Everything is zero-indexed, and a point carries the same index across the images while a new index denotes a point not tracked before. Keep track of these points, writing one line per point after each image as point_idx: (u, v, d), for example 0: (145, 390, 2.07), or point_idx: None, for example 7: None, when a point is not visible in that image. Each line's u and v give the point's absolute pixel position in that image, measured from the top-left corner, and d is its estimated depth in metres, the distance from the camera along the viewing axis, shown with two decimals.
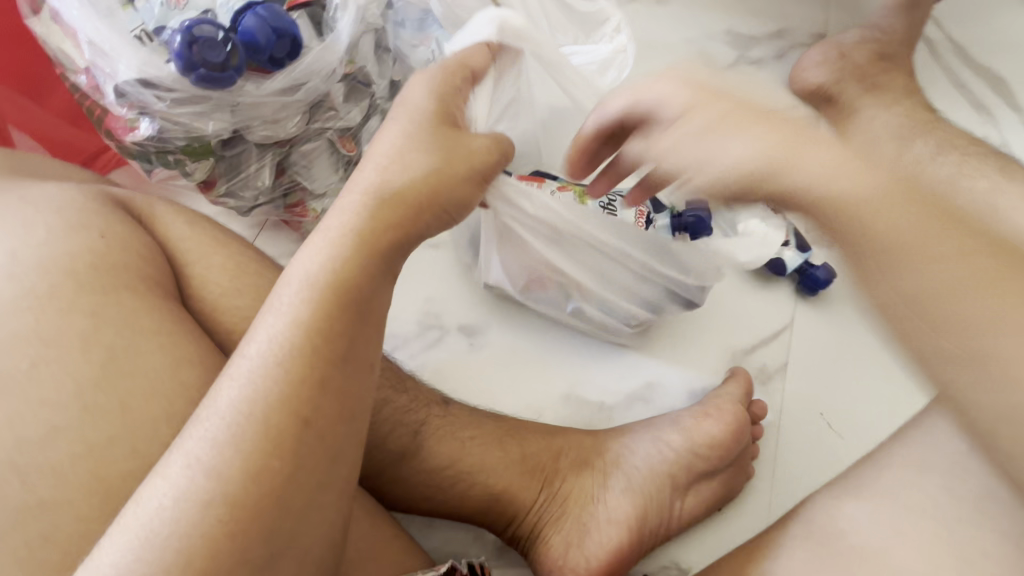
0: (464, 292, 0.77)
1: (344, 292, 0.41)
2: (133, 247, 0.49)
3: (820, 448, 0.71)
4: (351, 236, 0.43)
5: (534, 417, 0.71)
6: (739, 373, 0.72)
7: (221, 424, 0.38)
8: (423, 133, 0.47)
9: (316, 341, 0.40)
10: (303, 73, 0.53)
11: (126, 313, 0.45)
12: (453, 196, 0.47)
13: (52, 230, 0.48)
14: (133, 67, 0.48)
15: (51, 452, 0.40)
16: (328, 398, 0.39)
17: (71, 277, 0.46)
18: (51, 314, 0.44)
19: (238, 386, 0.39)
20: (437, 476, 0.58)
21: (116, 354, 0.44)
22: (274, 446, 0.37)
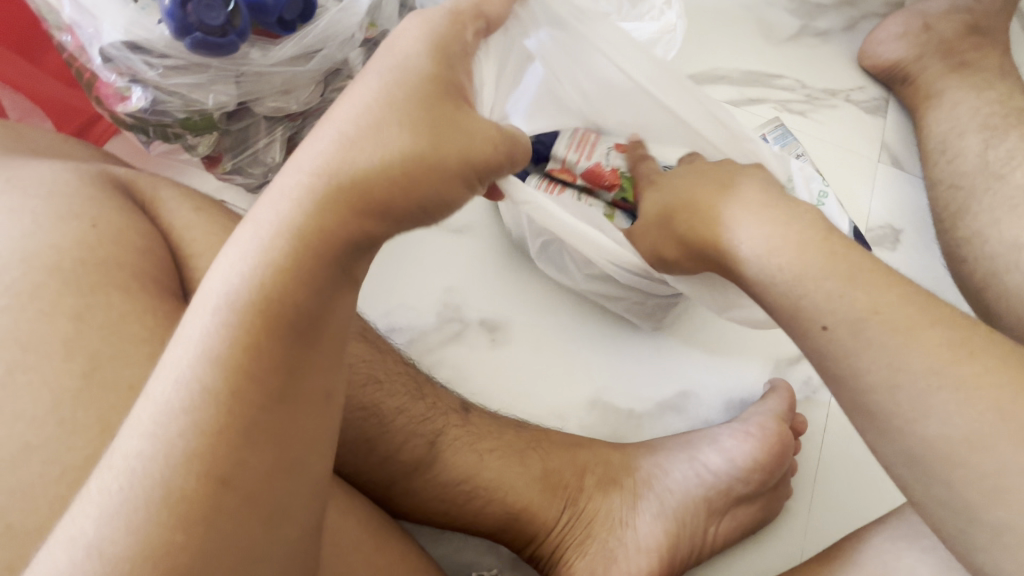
0: (485, 285, 0.71)
1: (276, 305, 0.37)
2: (128, 238, 0.45)
3: (865, 471, 0.66)
4: (289, 235, 0.37)
5: (557, 424, 0.66)
6: (781, 385, 0.66)
7: (132, 480, 0.34)
8: (401, 101, 0.40)
9: (242, 367, 0.35)
10: (317, 39, 0.46)
11: (117, 316, 0.41)
12: (427, 195, 0.40)
13: (39, 220, 0.44)
14: (120, 28, 0.42)
15: (32, 469, 0.37)
16: (261, 455, 0.35)
17: (58, 272, 0.42)
18: (34, 314, 0.40)
19: (143, 439, 0.34)
20: (450, 491, 0.54)
21: (107, 360, 0.40)
22: (188, 510, 0.33)
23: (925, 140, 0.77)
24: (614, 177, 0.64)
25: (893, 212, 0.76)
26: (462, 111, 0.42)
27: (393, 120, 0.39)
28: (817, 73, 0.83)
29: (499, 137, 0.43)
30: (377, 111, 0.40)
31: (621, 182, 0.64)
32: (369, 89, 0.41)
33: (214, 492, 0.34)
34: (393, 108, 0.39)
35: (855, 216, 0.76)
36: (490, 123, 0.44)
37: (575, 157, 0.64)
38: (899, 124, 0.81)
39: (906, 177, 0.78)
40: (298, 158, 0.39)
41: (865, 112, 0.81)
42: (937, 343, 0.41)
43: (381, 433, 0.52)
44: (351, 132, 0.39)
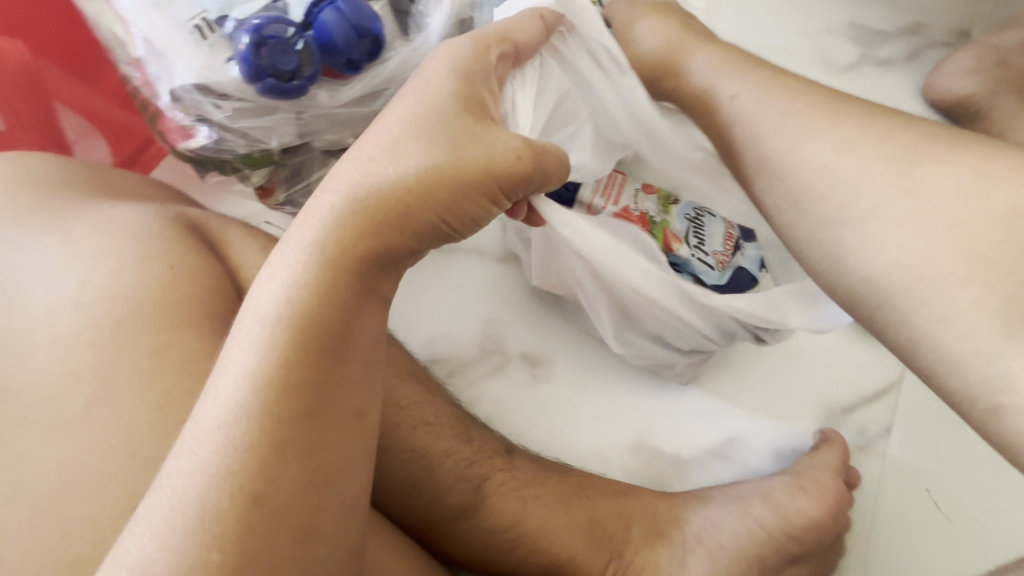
0: (530, 316, 0.69)
1: (310, 326, 0.37)
2: (196, 272, 0.45)
3: (926, 533, 0.62)
4: (315, 253, 0.38)
5: (601, 470, 0.64)
6: (833, 437, 0.63)
7: (181, 501, 0.34)
8: (427, 118, 0.40)
9: (277, 391, 0.36)
10: (384, 79, 0.45)
11: (185, 355, 0.41)
12: (447, 209, 0.39)
13: (122, 259, 0.44)
14: (192, 70, 0.41)
15: (104, 502, 0.38)
16: (289, 474, 0.35)
17: (136, 309, 0.42)
18: (110, 350, 0.41)
19: (195, 456, 0.35)
20: (495, 537, 0.52)
21: (171, 399, 0.40)
22: (224, 531, 0.34)
23: None
24: (641, 221, 0.61)
25: None
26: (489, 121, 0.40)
27: (412, 135, 0.40)
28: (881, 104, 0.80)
29: (524, 146, 0.40)
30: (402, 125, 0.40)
31: (649, 227, 0.61)
32: (401, 111, 0.43)
33: (246, 508, 0.34)
34: (415, 124, 0.40)
35: None
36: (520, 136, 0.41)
37: (601, 202, 0.61)
38: None
39: None
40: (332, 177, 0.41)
41: None
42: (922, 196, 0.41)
43: (429, 477, 0.51)
44: (379, 148, 0.40)
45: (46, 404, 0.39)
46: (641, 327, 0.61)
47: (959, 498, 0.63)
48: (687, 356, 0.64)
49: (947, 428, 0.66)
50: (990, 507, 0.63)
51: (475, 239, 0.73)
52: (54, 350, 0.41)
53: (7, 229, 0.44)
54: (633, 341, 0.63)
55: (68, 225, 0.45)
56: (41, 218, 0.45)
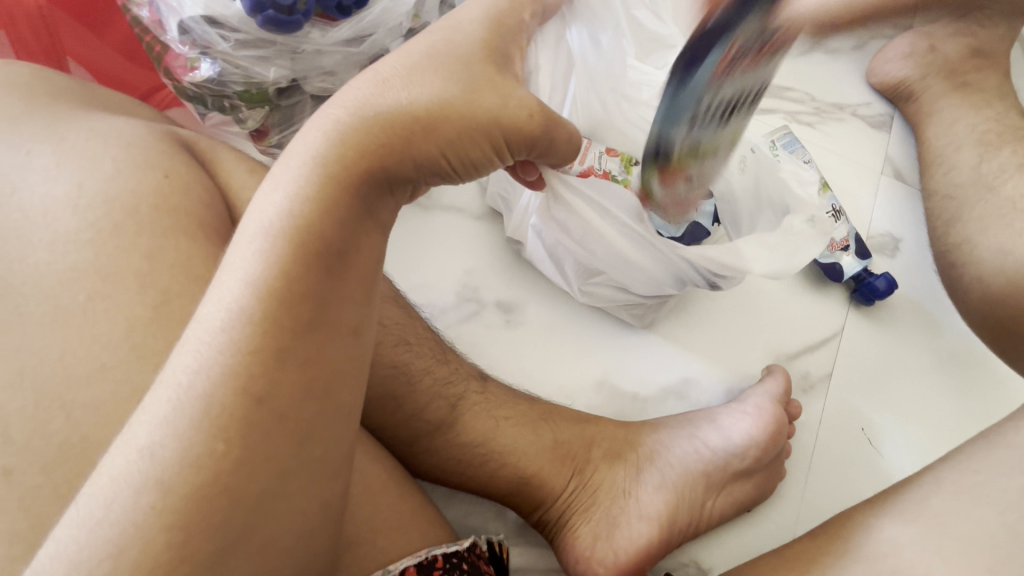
0: (503, 268, 0.75)
1: (311, 240, 0.40)
2: (195, 191, 0.50)
3: (855, 462, 0.69)
4: (320, 162, 0.40)
5: (566, 402, 0.69)
6: (778, 370, 0.69)
7: (178, 394, 0.37)
8: (446, 57, 0.44)
9: (279, 301, 0.39)
10: (369, 24, 0.50)
11: (181, 259, 0.46)
12: (450, 143, 0.43)
13: (117, 166, 0.48)
14: (200, 3, 0.46)
15: (105, 385, 0.42)
16: (287, 372, 0.39)
17: (134, 215, 0.47)
18: (109, 249, 0.45)
19: (195, 357, 0.38)
20: (467, 452, 0.57)
21: (172, 296, 0.45)
22: (226, 421, 0.37)
23: (925, 154, 0.81)
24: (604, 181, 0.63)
25: (893, 221, 0.80)
26: (501, 73, 0.45)
27: (430, 69, 0.43)
28: (828, 87, 0.88)
29: (536, 108, 0.45)
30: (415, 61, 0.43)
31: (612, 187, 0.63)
32: (410, 54, 0.45)
33: (248, 406, 0.38)
34: (435, 60, 0.44)
35: (857, 221, 0.80)
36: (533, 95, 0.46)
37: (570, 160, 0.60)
38: (902, 140, 0.85)
39: (906, 190, 0.82)
40: (339, 98, 0.43)
41: (870, 126, 0.86)
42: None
43: (408, 393, 0.56)
44: (388, 79, 0.42)
45: (47, 294, 0.44)
46: (603, 279, 0.68)
47: (889, 432, 0.70)
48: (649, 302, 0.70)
49: (881, 373, 0.73)
50: (915, 439, 0.70)
51: (453, 196, 0.78)
52: (55, 247, 0.45)
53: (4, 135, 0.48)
54: (597, 292, 0.70)
55: (67, 136, 0.49)
56: (34, 123, 0.49)
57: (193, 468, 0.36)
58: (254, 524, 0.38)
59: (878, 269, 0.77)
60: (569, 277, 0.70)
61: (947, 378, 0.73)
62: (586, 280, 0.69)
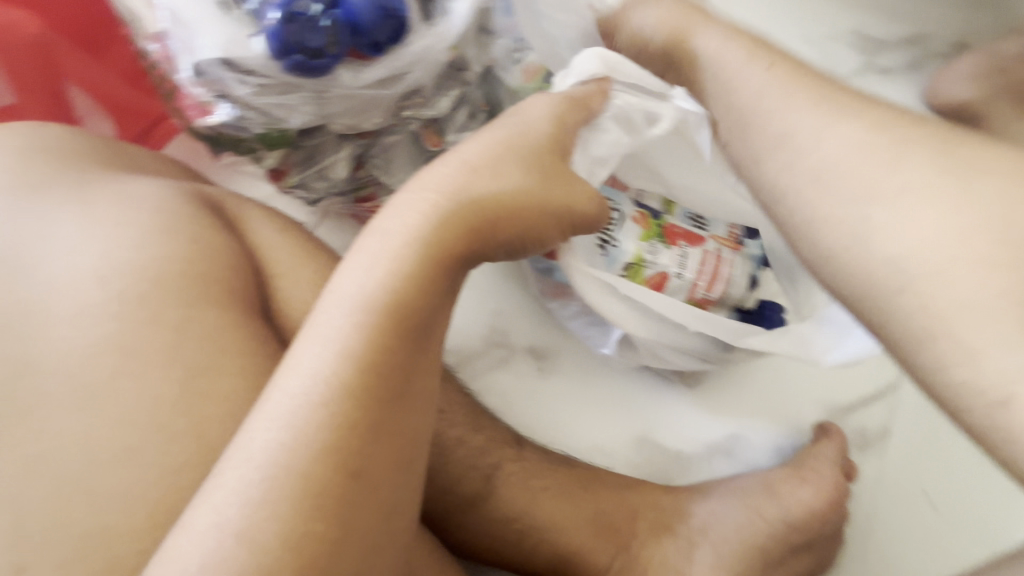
0: (536, 311, 0.70)
1: (402, 313, 0.38)
2: (222, 252, 0.45)
3: (920, 528, 0.63)
4: (413, 243, 0.39)
5: (604, 463, 0.64)
6: (836, 432, 0.63)
7: (260, 473, 0.34)
8: (523, 141, 0.44)
9: (371, 376, 0.36)
10: (407, 62, 0.44)
11: (209, 330, 0.42)
12: (530, 228, 0.42)
13: (145, 233, 0.44)
14: (217, 44, 0.41)
15: (121, 481, 0.37)
16: (381, 445, 0.36)
17: (159, 285, 0.42)
18: (132, 323, 0.41)
19: (278, 429, 0.35)
20: (506, 528, 0.53)
21: (194, 374, 0.40)
22: (322, 501, 0.34)
23: None
24: (644, 220, 0.59)
25: None
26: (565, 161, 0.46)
27: (509, 156, 0.43)
28: None
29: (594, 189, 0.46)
30: (494, 151, 0.43)
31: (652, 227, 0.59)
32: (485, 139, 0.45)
33: (344, 482, 0.34)
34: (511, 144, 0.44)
35: None
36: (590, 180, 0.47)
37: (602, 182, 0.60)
38: None
39: None
40: (424, 177, 0.42)
41: None
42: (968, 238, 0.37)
43: (445, 464, 0.51)
44: (473, 164, 0.42)
45: (66, 372, 0.39)
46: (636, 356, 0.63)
47: (956, 493, 0.65)
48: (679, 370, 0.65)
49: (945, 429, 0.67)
50: (986, 503, 0.64)
51: None
52: (77, 322, 0.40)
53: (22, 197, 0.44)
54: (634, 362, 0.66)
55: (88, 197, 0.45)
56: (61, 189, 0.45)
57: (280, 556, 0.32)
58: None
59: None
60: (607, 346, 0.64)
61: None
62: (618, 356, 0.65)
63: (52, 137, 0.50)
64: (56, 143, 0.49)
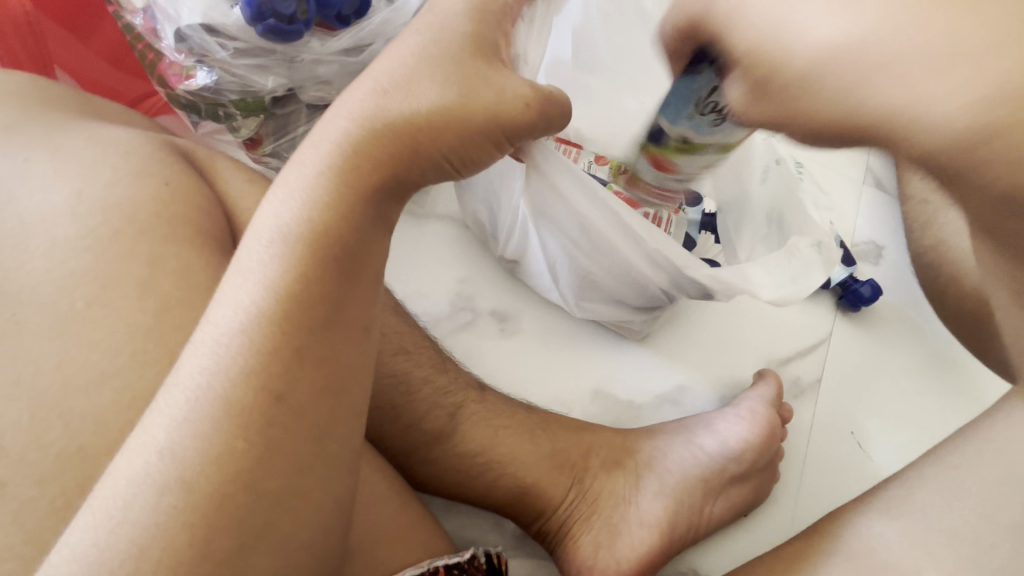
0: (497, 277, 0.75)
1: (320, 245, 0.41)
2: (194, 199, 0.51)
3: (846, 465, 0.70)
4: (324, 177, 0.42)
5: (564, 411, 0.69)
6: (769, 374, 0.70)
7: (193, 396, 0.38)
8: (440, 55, 0.43)
9: (294, 307, 0.40)
10: (369, 34, 0.50)
11: (181, 266, 0.47)
12: (453, 143, 0.43)
13: (118, 175, 0.49)
14: (199, 11, 0.46)
15: (104, 395, 0.42)
16: (305, 369, 0.40)
17: (133, 221, 0.47)
18: (109, 257, 0.45)
19: (206, 357, 0.39)
20: (466, 462, 0.58)
21: (170, 305, 0.45)
22: (244, 420, 0.38)
23: None
24: None
25: (875, 228, 0.83)
26: (494, 61, 0.44)
27: (425, 73, 0.43)
28: None
29: (531, 95, 0.43)
30: (415, 66, 0.43)
31: None
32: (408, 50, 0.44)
33: (268, 403, 0.38)
34: (426, 61, 0.43)
35: (842, 230, 0.82)
36: (523, 81, 0.44)
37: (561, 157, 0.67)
38: None
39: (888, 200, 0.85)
40: (340, 109, 0.44)
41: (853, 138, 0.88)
42: (990, 88, 0.35)
43: (406, 401, 0.56)
44: (391, 84, 0.43)
45: (50, 299, 0.44)
46: (600, 292, 0.67)
47: (881, 435, 0.72)
48: (637, 321, 0.71)
49: (869, 378, 0.75)
50: (905, 441, 0.72)
51: (449, 205, 0.78)
52: (54, 256, 0.45)
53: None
54: (591, 308, 0.70)
55: (60, 143, 0.50)
56: (32, 138, 0.49)
57: (210, 465, 0.37)
58: (265, 533, 0.38)
59: (863, 276, 0.79)
60: (563, 288, 0.69)
61: (935, 383, 0.74)
62: (576, 299, 0.69)
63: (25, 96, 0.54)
64: (31, 102, 0.53)
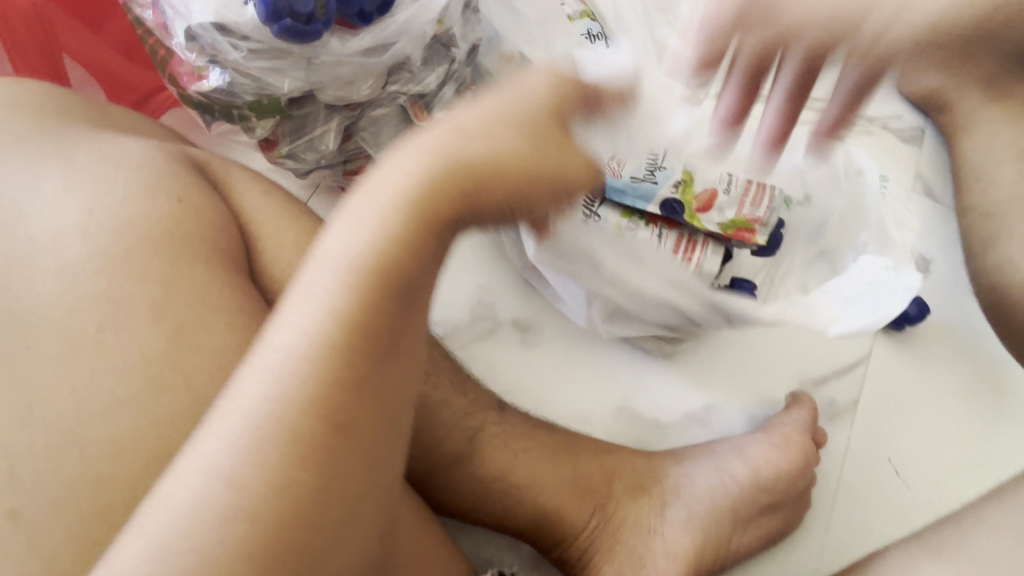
0: (517, 286, 0.72)
1: (389, 277, 0.39)
2: (209, 218, 0.48)
3: (881, 493, 0.67)
4: (403, 208, 0.40)
5: (584, 429, 0.66)
6: (804, 398, 0.66)
7: (245, 423, 0.36)
8: (521, 109, 0.42)
9: (356, 336, 0.37)
10: (393, 32, 0.48)
11: (198, 286, 0.45)
12: (523, 193, 0.41)
13: (128, 192, 0.46)
14: (210, 9, 0.44)
15: (118, 421, 0.40)
16: (364, 400, 0.37)
17: (147, 241, 0.45)
18: (121, 279, 0.43)
19: (263, 381, 0.36)
20: (486, 486, 0.56)
21: (186, 327, 0.43)
22: (297, 454, 0.35)
23: (958, 167, 0.79)
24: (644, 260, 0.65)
25: (924, 241, 0.77)
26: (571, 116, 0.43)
27: (503, 120, 0.42)
28: None
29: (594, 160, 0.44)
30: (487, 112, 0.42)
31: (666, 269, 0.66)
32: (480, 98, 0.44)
33: (323, 436, 0.36)
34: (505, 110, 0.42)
35: None
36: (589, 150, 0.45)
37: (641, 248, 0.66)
38: (935, 155, 0.82)
39: (939, 209, 0.79)
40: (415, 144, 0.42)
41: (900, 142, 0.82)
42: None
43: (427, 423, 0.54)
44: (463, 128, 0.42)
45: (63, 320, 0.42)
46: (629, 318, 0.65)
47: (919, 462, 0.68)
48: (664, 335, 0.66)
49: (907, 400, 0.70)
50: (947, 469, 0.67)
51: None
52: (65, 276, 0.43)
53: (12, 154, 0.46)
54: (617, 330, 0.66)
55: (74, 154, 0.48)
56: (47, 148, 0.47)
57: (252, 500, 0.35)
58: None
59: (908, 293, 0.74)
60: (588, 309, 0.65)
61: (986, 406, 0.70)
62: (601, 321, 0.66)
63: (38, 101, 0.51)
64: (43, 109, 0.51)
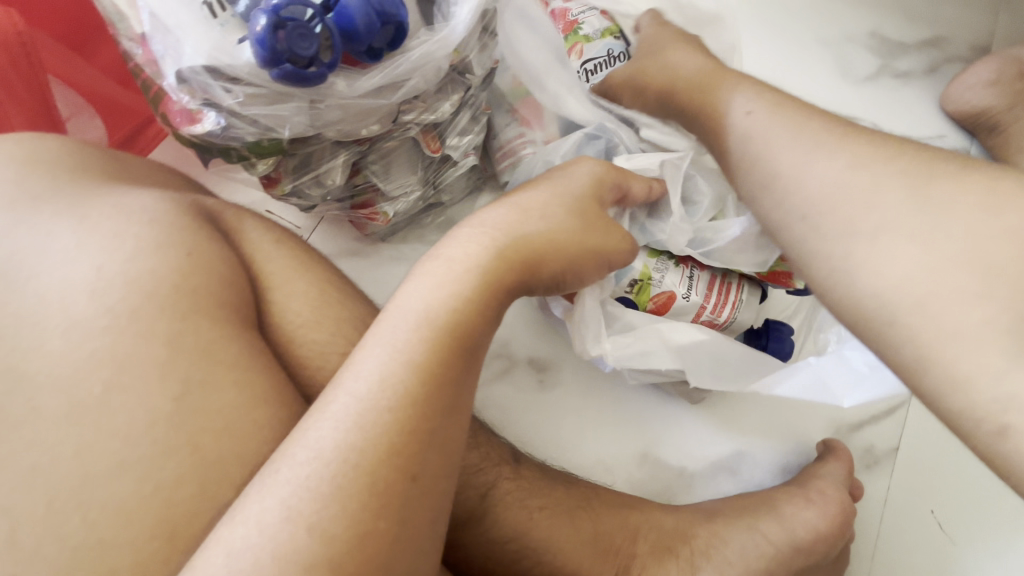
0: (537, 322, 0.67)
1: (460, 337, 0.40)
2: (219, 266, 0.45)
3: (924, 548, 0.62)
4: (474, 274, 0.43)
5: (605, 480, 0.62)
6: (840, 449, 0.62)
7: (288, 500, 0.34)
8: (574, 198, 0.50)
9: (431, 389, 0.38)
10: (405, 69, 0.44)
11: (203, 344, 0.41)
12: (573, 271, 0.48)
13: (139, 244, 0.43)
14: (203, 52, 0.41)
15: (114, 500, 0.37)
16: (420, 458, 0.36)
17: (153, 297, 0.41)
18: (127, 338, 0.40)
19: (338, 429, 0.36)
20: (500, 549, 0.52)
21: (191, 389, 0.40)
22: (315, 545, 0.33)
23: None
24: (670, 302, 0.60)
25: None
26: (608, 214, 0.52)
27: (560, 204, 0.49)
28: (898, 119, 0.78)
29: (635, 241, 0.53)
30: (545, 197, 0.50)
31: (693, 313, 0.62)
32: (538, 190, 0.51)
33: (402, 485, 0.35)
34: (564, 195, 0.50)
35: None
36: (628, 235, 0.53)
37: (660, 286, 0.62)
38: None
39: None
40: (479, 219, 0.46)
41: None
42: None
43: None
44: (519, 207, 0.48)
45: (60, 387, 0.39)
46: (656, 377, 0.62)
47: (963, 513, 0.63)
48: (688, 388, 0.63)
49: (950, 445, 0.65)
50: (996, 521, 0.62)
51: None
52: (67, 336, 0.40)
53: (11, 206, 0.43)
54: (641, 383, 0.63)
55: (76, 204, 0.45)
56: (48, 193, 0.45)
57: None
58: None
59: None
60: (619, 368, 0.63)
61: None
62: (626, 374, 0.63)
63: (39, 141, 0.49)
64: (43, 152, 0.47)
